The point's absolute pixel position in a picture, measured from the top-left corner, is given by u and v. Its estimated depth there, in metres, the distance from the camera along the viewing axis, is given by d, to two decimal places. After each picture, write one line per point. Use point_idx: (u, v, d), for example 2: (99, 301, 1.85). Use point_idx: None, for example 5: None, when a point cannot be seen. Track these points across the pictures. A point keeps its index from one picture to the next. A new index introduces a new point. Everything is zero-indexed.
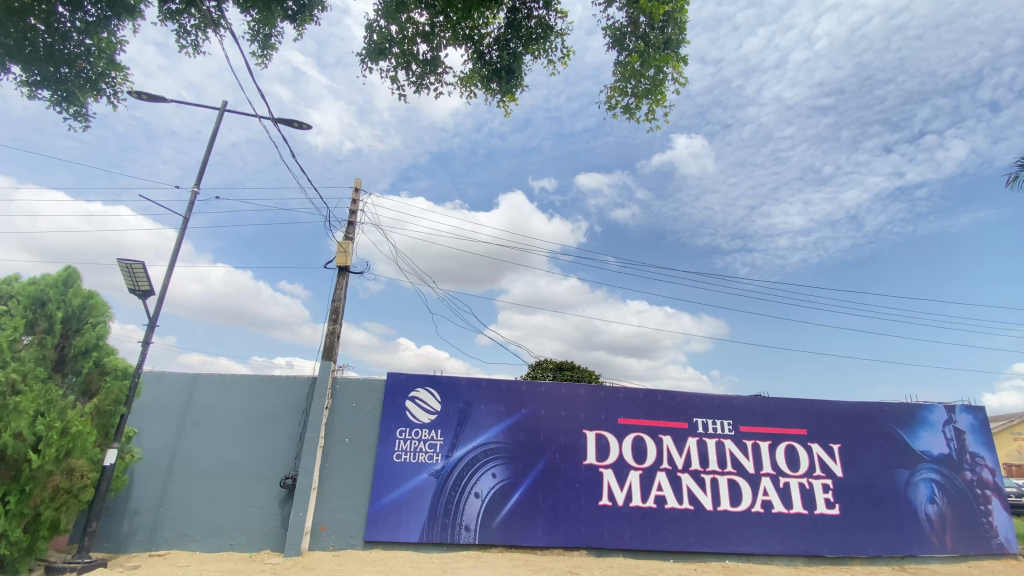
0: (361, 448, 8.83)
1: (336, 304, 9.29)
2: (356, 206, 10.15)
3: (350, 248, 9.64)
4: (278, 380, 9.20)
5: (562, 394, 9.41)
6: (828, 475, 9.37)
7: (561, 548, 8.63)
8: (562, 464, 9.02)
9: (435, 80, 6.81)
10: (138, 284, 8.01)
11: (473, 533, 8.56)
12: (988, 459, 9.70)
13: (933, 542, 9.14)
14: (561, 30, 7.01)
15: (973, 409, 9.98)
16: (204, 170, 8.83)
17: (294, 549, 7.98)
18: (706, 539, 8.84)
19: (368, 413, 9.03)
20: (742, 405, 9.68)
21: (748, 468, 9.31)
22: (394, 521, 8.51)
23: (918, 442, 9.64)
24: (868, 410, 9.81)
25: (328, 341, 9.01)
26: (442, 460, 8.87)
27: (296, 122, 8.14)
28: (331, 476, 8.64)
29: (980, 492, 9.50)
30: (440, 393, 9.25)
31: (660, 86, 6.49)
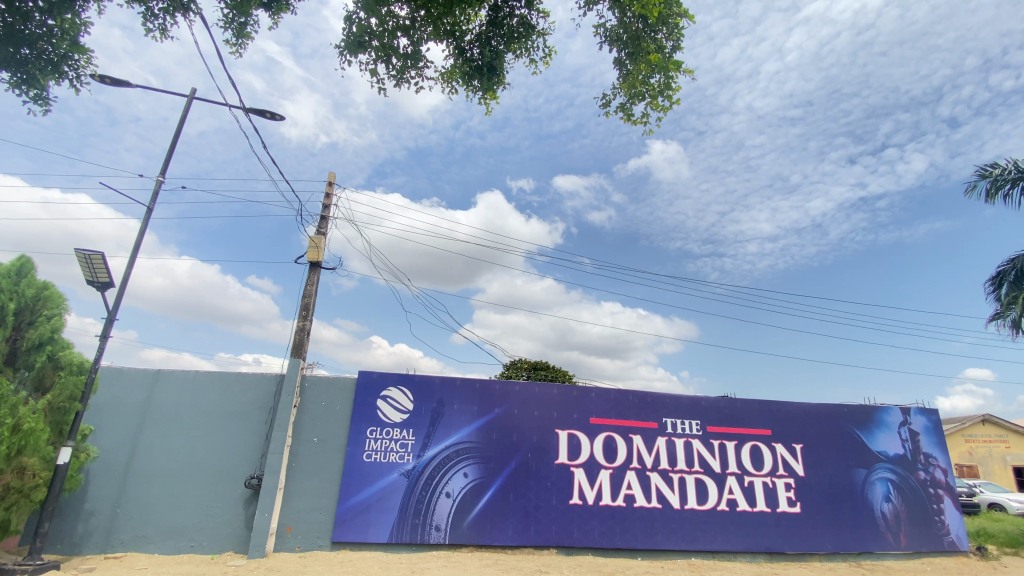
0: (330, 447, 8.68)
1: (306, 301, 9.11)
2: (329, 200, 9.98)
3: (322, 243, 9.47)
4: (245, 377, 8.97)
5: (535, 394, 9.46)
6: (791, 475, 9.68)
7: (531, 547, 8.67)
8: (534, 463, 9.07)
9: (416, 74, 6.77)
10: (97, 276, 7.68)
11: (444, 533, 8.52)
12: (940, 459, 10.19)
13: (888, 540, 9.54)
14: (544, 29, 7.08)
15: (927, 412, 10.47)
16: (170, 158, 8.53)
17: (258, 551, 7.79)
18: (673, 537, 9.02)
19: (338, 412, 8.89)
20: (710, 405, 9.92)
21: (714, 467, 9.55)
22: (362, 522, 8.40)
23: (875, 443, 10.06)
24: (829, 411, 10.19)
25: (298, 337, 8.83)
26: (414, 459, 8.80)
27: (270, 114, 7.94)
28: (299, 476, 8.47)
29: (933, 492, 9.97)
30: (412, 391, 9.17)
31: (665, 89, 6.61)
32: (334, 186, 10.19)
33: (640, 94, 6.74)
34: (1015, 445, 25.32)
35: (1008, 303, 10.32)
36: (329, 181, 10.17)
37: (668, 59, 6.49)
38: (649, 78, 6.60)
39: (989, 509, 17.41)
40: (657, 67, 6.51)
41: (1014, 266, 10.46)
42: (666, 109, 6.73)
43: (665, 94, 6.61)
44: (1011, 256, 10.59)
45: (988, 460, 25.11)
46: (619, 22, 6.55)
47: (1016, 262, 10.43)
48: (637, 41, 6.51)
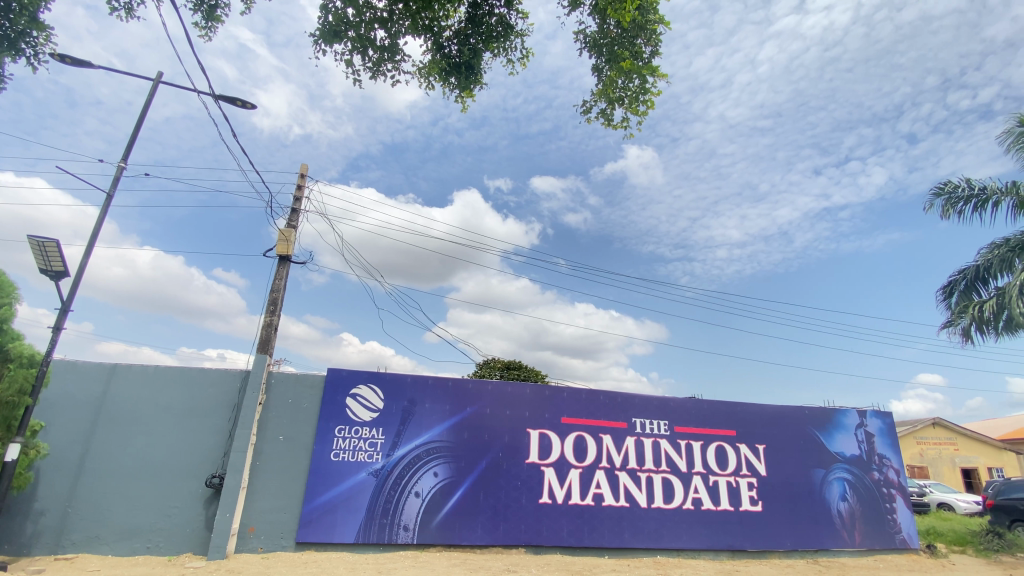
0: (296, 446, 8.48)
1: (274, 295, 8.87)
2: (300, 193, 9.74)
3: (292, 237, 9.24)
4: (208, 373, 8.67)
5: (507, 394, 9.46)
6: (753, 474, 9.96)
7: (500, 547, 8.67)
8: (505, 463, 9.07)
9: (393, 68, 6.67)
10: (50, 265, 7.31)
11: (412, 533, 8.44)
12: (893, 460, 10.66)
13: (844, 537, 9.92)
14: (522, 30, 7.08)
15: (881, 414, 10.93)
16: (133, 144, 8.18)
17: (218, 552, 7.55)
18: (640, 536, 9.15)
19: (305, 410, 8.70)
20: (678, 406, 10.11)
21: (681, 466, 9.75)
22: (328, 521, 8.24)
23: (833, 444, 10.45)
24: (791, 413, 10.52)
25: (265, 333, 8.60)
26: (383, 459, 8.68)
27: (242, 102, 7.69)
28: (263, 475, 8.25)
29: (886, 491, 10.42)
30: (383, 390, 9.05)
31: (643, 95, 6.71)
32: (306, 178, 9.95)
33: (619, 100, 6.83)
34: (963, 447, 26.73)
35: (959, 312, 10.85)
36: (302, 174, 9.93)
37: (647, 65, 6.59)
38: (628, 84, 6.69)
39: (937, 509, 18.13)
40: (637, 73, 6.60)
41: (964, 277, 11.01)
42: (646, 115, 6.82)
43: (643, 101, 6.70)
44: (962, 268, 11.16)
45: (938, 462, 26.41)
46: (599, 28, 6.62)
47: (967, 273, 10.98)
48: (617, 47, 6.57)
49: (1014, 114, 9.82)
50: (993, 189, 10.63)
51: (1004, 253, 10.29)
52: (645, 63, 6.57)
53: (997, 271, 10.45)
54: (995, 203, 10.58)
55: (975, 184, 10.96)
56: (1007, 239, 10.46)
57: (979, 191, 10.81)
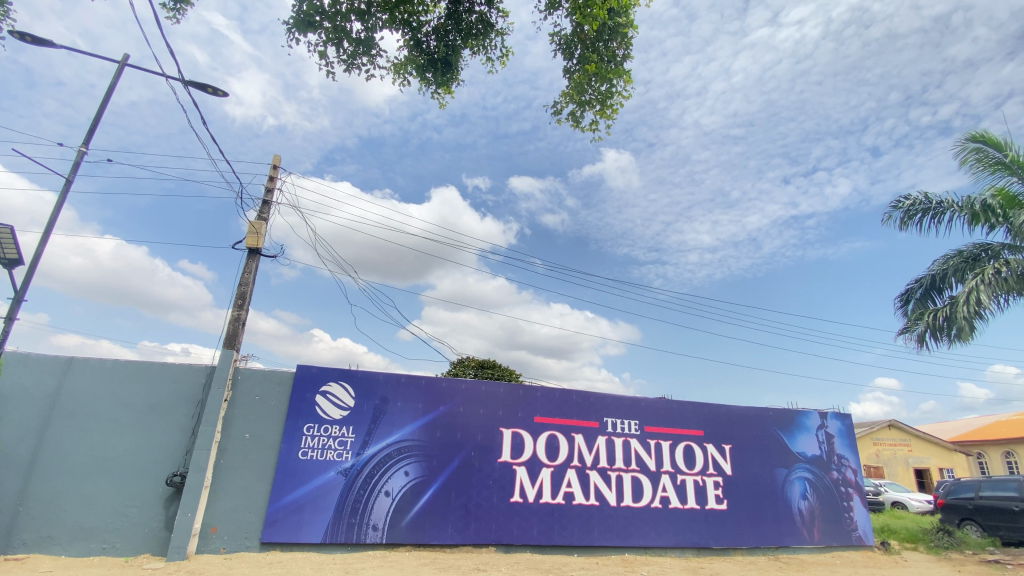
0: (262, 445, 8.29)
1: (242, 289, 8.64)
2: (272, 184, 9.52)
3: (263, 229, 9.02)
4: (170, 368, 8.38)
5: (481, 393, 9.45)
6: (719, 473, 10.21)
7: (470, 546, 8.65)
8: (477, 462, 9.06)
9: (368, 61, 6.59)
10: (3, 252, 6.97)
11: (381, 533, 8.35)
12: (851, 460, 11.09)
13: (804, 534, 10.26)
14: (502, 29, 7.12)
15: (842, 416, 11.35)
16: (95, 128, 7.85)
17: (178, 553, 7.31)
18: (609, 534, 9.28)
19: (273, 407, 8.50)
20: (649, 406, 10.28)
21: (650, 466, 9.92)
22: (295, 521, 8.08)
23: (796, 444, 10.80)
24: (756, 414, 10.82)
25: (232, 328, 8.37)
26: (353, 458, 8.56)
27: (213, 89, 7.46)
28: (226, 474, 8.03)
29: (844, 490, 10.82)
30: (354, 387, 8.92)
31: (611, 99, 6.84)
32: (279, 169, 9.70)
33: (589, 103, 6.94)
34: (917, 448, 27.97)
35: (915, 318, 11.34)
36: (274, 165, 9.69)
37: (615, 69, 6.72)
38: (596, 88, 6.81)
39: (892, 509, 18.32)
40: (602, 76, 6.74)
41: (920, 286, 11.52)
42: (612, 118, 7.00)
43: (611, 104, 6.84)
44: (918, 277, 11.66)
45: (893, 462, 27.57)
46: (574, 30, 6.68)
47: (923, 282, 11.48)
48: (588, 50, 6.66)
49: (968, 132, 10.33)
50: (948, 204, 11.16)
51: (958, 263, 10.82)
52: (614, 67, 6.69)
53: (951, 281, 10.97)
54: (949, 216, 11.10)
55: (932, 197, 11.47)
56: (960, 250, 11.00)
57: (935, 204, 11.33)
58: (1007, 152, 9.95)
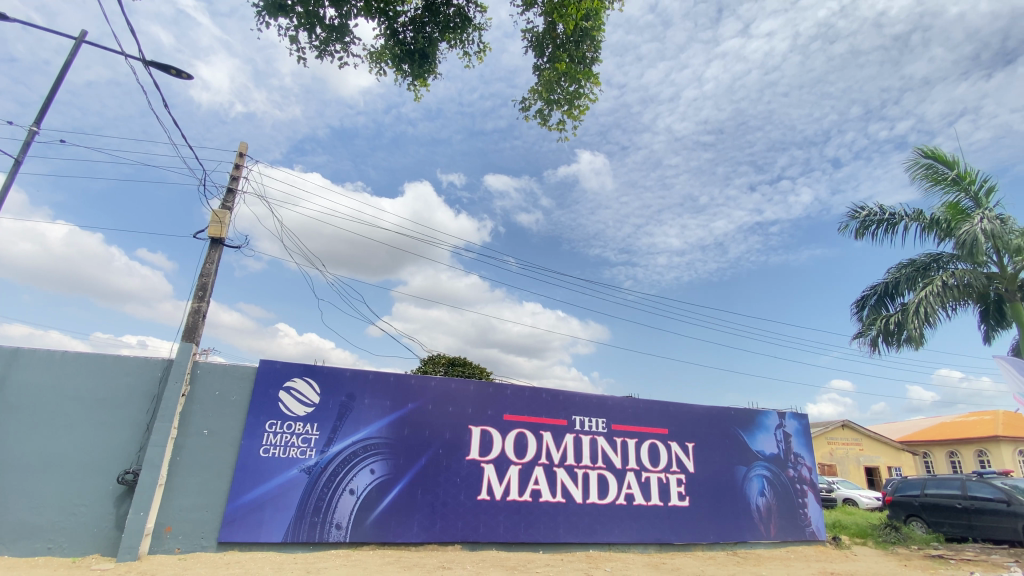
0: (221, 442, 8.03)
1: (203, 280, 8.34)
2: (238, 172, 9.21)
3: (227, 219, 8.72)
4: (124, 361, 8.02)
5: (451, 390, 9.41)
6: (682, 471, 10.46)
7: (435, 544, 8.59)
8: (445, 460, 9.02)
9: (342, 48, 6.45)
10: None
11: (344, 531, 8.22)
12: (806, 459, 11.54)
13: (761, 530, 10.62)
14: (479, 24, 7.08)
15: (799, 416, 11.79)
16: (48, 107, 7.43)
17: (129, 553, 7.02)
18: (574, 531, 9.38)
19: (233, 403, 8.25)
20: (616, 405, 10.43)
21: (616, 463, 10.07)
22: (255, 520, 7.87)
23: (755, 443, 11.16)
24: (719, 413, 11.13)
25: (191, 320, 8.07)
26: (317, 456, 8.38)
27: (176, 71, 7.14)
28: (183, 471, 7.76)
29: (799, 487, 11.24)
30: (320, 383, 8.73)
31: (579, 100, 6.92)
32: (245, 157, 9.40)
33: (557, 103, 6.98)
34: (867, 447, 29.33)
35: (869, 324, 11.87)
36: (240, 152, 9.39)
37: (584, 70, 6.79)
38: (565, 88, 6.86)
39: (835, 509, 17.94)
40: (571, 77, 6.79)
41: (874, 292, 12.05)
42: (578, 119, 7.09)
43: (578, 105, 6.92)
44: (873, 284, 12.20)
45: (845, 460, 28.82)
46: (547, 28, 6.70)
47: (878, 289, 12.02)
48: (559, 50, 6.70)
49: (920, 148, 10.88)
50: (901, 215, 11.72)
51: (910, 272, 11.35)
52: (583, 68, 6.76)
53: (903, 289, 11.51)
54: (902, 227, 11.65)
55: (886, 209, 12.03)
56: (912, 260, 11.55)
57: (889, 215, 11.88)
58: (955, 168, 10.52)
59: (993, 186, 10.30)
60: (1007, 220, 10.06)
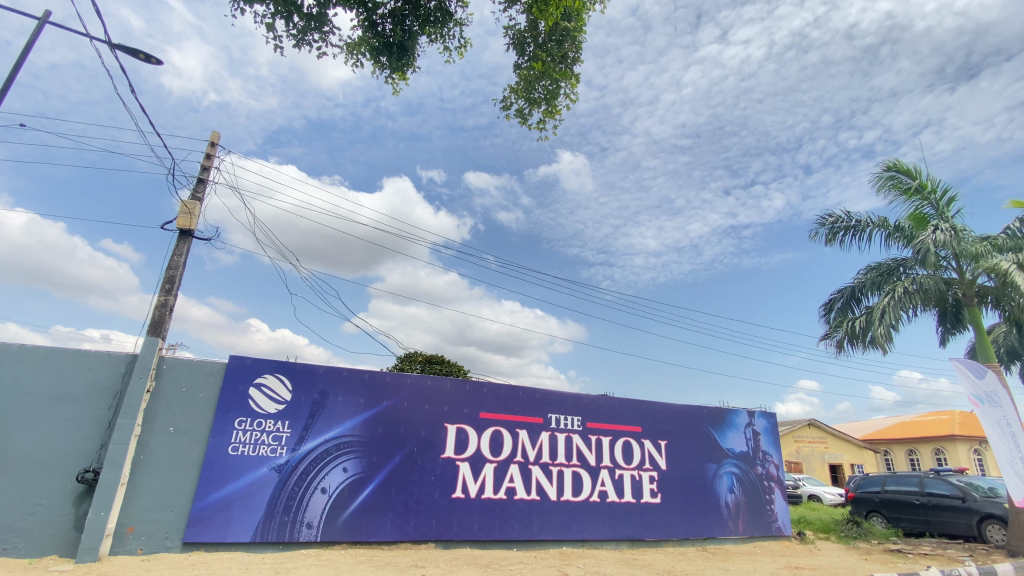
0: (188, 439, 7.81)
1: (171, 273, 8.08)
2: (209, 163, 8.96)
3: (197, 210, 8.47)
4: (85, 355, 7.71)
5: (427, 387, 9.35)
6: (655, 468, 10.62)
7: (408, 542, 8.53)
8: (420, 458, 8.96)
9: (319, 38, 6.33)
10: None
11: (315, 531, 8.09)
12: (773, 456, 11.86)
13: (729, 526, 10.86)
14: (460, 19, 7.03)
15: (768, 415, 12.11)
16: (7, 88, 7.08)
17: (89, 554, 6.77)
18: (548, 528, 9.43)
19: (201, 400, 8.02)
20: (592, 403, 10.53)
21: (591, 460, 10.17)
22: (222, 520, 7.67)
23: (725, 441, 11.41)
24: (691, 412, 11.34)
25: (158, 314, 7.81)
26: (288, 454, 8.22)
27: (145, 56, 6.88)
28: (147, 470, 7.51)
29: (767, 484, 11.55)
30: (292, 380, 8.56)
31: (558, 99, 6.96)
32: (217, 147, 9.14)
33: (537, 102, 7.00)
34: (832, 445, 30.31)
35: (835, 326, 12.25)
36: (212, 142, 9.12)
37: (564, 70, 6.83)
38: (545, 87, 6.89)
39: (807, 509, 16.10)
40: (550, 76, 6.82)
41: (841, 296, 12.44)
42: (557, 119, 7.15)
43: (557, 105, 6.96)
44: (840, 288, 12.60)
45: (811, 458, 29.74)
46: (528, 27, 6.70)
47: (844, 293, 12.41)
48: (540, 48, 6.72)
49: (884, 161, 11.24)
50: (867, 222, 12.11)
51: (875, 277, 11.74)
52: (563, 68, 6.79)
53: (868, 293, 11.91)
54: (868, 233, 12.05)
55: (853, 216, 12.42)
56: (877, 265, 11.94)
57: (855, 222, 12.26)
58: (917, 179, 10.90)
59: (953, 196, 10.70)
60: (965, 229, 10.48)
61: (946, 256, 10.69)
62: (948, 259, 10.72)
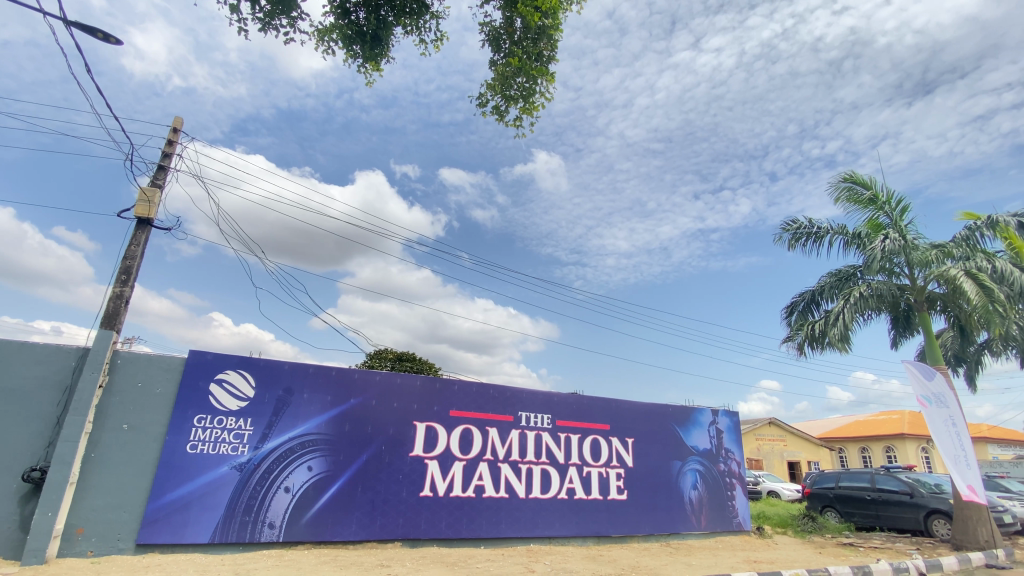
0: (144, 437, 7.50)
1: (127, 263, 7.73)
2: (171, 149, 8.61)
3: (156, 198, 8.12)
4: (32, 349, 7.29)
5: (396, 385, 9.24)
6: (622, 465, 10.80)
7: (374, 541, 8.42)
8: (387, 456, 8.85)
9: (288, 23, 6.16)
10: None
11: (278, 531, 7.89)
12: (735, 453, 12.21)
13: (692, 521, 11.14)
14: (436, 12, 6.97)
15: (731, 413, 12.45)
16: None
17: (35, 557, 6.42)
18: (515, 526, 9.47)
19: (157, 396, 7.71)
20: (561, 401, 10.62)
21: (559, 458, 10.26)
22: (179, 520, 7.41)
23: (690, 438, 11.69)
24: (658, 410, 11.57)
25: (112, 306, 7.46)
26: (249, 452, 7.99)
27: (102, 35, 6.22)
28: (99, 469, 7.18)
29: (728, 481, 11.88)
30: (255, 377, 8.33)
31: (534, 97, 6.97)
32: (179, 133, 8.79)
33: (512, 98, 6.98)
34: (790, 443, 31.45)
35: (796, 329, 12.69)
36: (174, 128, 8.76)
37: (540, 67, 6.83)
38: (521, 83, 6.88)
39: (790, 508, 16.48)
40: (526, 73, 6.80)
41: (802, 299, 12.90)
42: (533, 117, 7.15)
43: (533, 102, 6.97)
44: (801, 291, 13.05)
45: (771, 455, 30.76)
46: (504, 22, 6.70)
47: (805, 296, 12.87)
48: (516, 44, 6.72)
49: (843, 172, 11.70)
50: (827, 229, 12.58)
51: (834, 282, 12.24)
52: (540, 65, 6.79)
53: (827, 296, 12.39)
54: (828, 240, 12.53)
55: (814, 223, 12.89)
56: (837, 270, 12.42)
57: (816, 228, 12.73)
58: (872, 190, 11.40)
59: (907, 206, 11.23)
60: (918, 237, 11.01)
61: (899, 263, 11.21)
62: (901, 266, 11.25)
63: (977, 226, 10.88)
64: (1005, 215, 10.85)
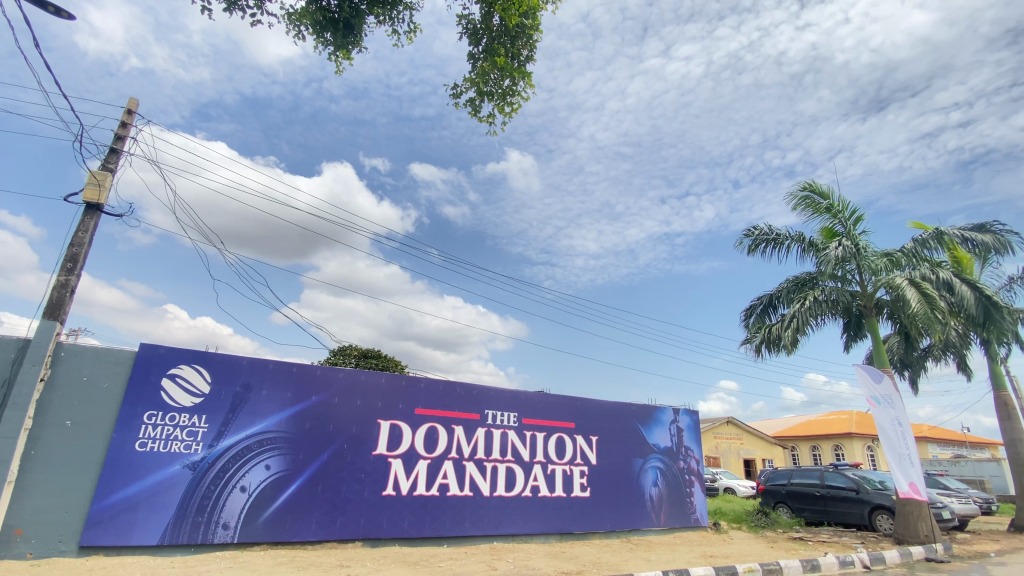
0: (90, 433, 7.12)
1: (74, 251, 7.31)
2: (124, 132, 8.17)
3: (107, 182, 7.71)
4: None
5: (360, 382, 9.08)
6: (586, 463, 10.94)
7: (333, 541, 8.25)
8: (349, 454, 8.69)
9: (256, 6, 5.95)
10: None
11: (232, 531, 7.63)
12: (694, 451, 12.56)
13: (652, 518, 11.40)
14: (411, 3, 6.87)
15: (691, 412, 12.77)
16: None
17: None
18: (479, 524, 9.46)
19: (105, 391, 7.33)
20: (528, 399, 10.67)
21: (525, 456, 10.30)
22: (126, 521, 7.06)
23: (652, 437, 11.95)
24: (622, 409, 11.77)
25: (56, 296, 7.04)
26: (204, 450, 7.69)
27: (55, 8, 5.70)
28: (39, 467, 6.77)
29: (687, 478, 12.20)
30: (211, 372, 8.02)
31: (511, 96, 6.99)
32: (134, 115, 8.35)
33: (489, 95, 6.96)
34: (747, 441, 32.61)
35: (754, 331, 13.16)
36: (128, 109, 8.32)
37: (519, 67, 6.84)
38: (498, 81, 6.87)
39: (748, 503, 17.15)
40: (506, 71, 6.79)
41: (761, 302, 13.38)
42: (509, 115, 7.17)
43: (510, 102, 6.99)
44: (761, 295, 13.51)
45: (728, 453, 31.79)
46: (483, 18, 6.65)
47: (763, 300, 13.35)
48: (495, 42, 6.70)
49: (804, 181, 12.17)
50: (787, 236, 13.07)
51: (791, 287, 12.74)
52: (518, 65, 6.80)
53: (784, 300, 12.89)
54: (786, 246, 13.02)
55: (774, 230, 13.36)
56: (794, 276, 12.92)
57: (776, 235, 13.21)
58: (829, 200, 11.91)
59: (860, 216, 11.77)
60: (869, 246, 11.57)
61: (852, 270, 11.77)
62: (853, 273, 11.81)
63: (924, 238, 11.50)
64: (949, 228, 11.52)
